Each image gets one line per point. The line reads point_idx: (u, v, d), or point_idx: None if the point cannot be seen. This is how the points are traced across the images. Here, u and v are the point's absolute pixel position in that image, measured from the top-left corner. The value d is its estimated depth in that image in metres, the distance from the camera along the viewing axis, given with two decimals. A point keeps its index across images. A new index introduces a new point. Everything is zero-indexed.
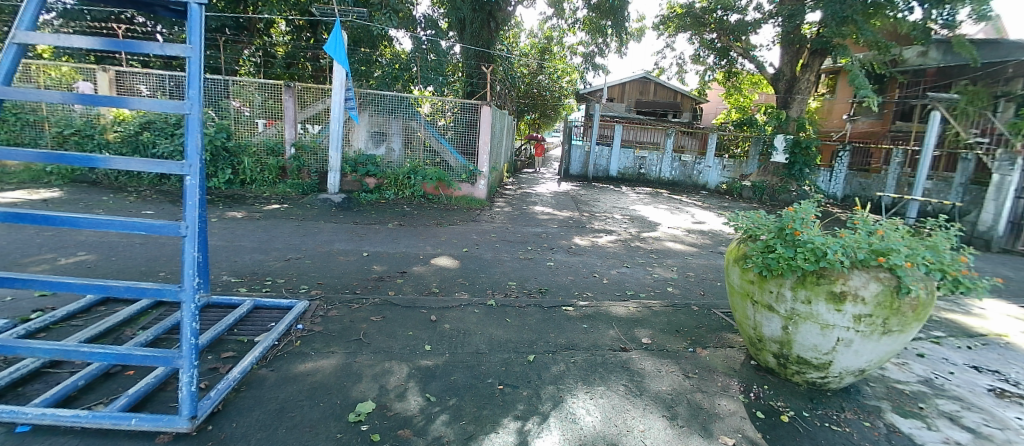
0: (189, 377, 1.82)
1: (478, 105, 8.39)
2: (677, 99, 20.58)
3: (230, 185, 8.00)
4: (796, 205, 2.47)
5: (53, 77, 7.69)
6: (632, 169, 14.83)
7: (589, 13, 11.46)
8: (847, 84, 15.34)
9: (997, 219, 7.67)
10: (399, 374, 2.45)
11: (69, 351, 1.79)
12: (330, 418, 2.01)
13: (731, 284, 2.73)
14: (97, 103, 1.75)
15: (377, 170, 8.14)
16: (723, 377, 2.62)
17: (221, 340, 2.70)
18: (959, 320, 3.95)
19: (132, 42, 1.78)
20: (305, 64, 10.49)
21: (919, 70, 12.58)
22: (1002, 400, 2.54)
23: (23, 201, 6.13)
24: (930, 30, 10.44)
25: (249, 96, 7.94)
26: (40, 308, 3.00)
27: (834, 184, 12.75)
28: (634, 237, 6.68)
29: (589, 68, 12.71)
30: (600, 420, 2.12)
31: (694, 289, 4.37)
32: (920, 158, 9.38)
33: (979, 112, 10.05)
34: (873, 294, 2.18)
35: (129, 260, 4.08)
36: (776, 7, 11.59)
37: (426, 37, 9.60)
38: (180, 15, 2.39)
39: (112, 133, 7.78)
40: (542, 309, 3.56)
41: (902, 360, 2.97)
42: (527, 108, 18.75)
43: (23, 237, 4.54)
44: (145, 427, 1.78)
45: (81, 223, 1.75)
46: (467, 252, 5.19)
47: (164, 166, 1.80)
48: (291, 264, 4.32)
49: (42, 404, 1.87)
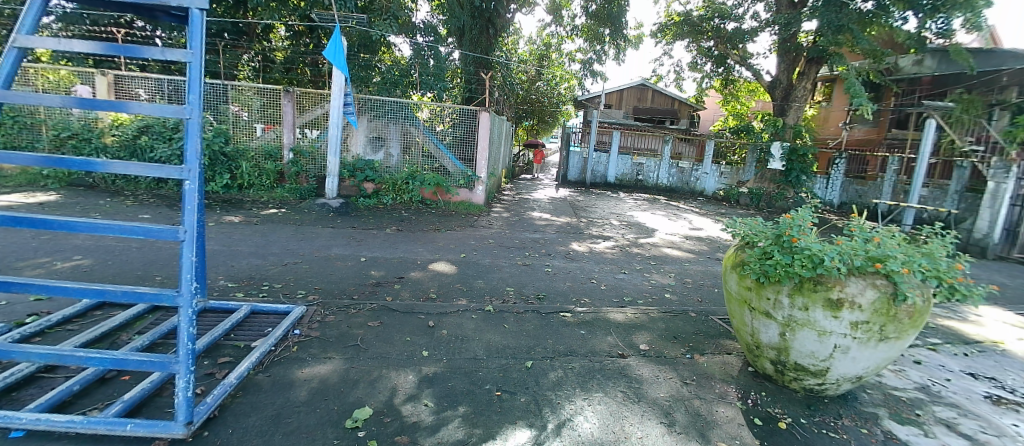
0: (186, 382, 1.81)
1: (477, 111, 8.41)
2: (674, 106, 20.69)
3: (228, 190, 7.94)
4: (793, 212, 2.48)
5: (51, 80, 7.72)
6: (630, 175, 14.89)
7: (587, 21, 11.56)
8: (842, 92, 15.49)
9: (993, 227, 7.73)
10: (397, 380, 2.44)
11: (65, 355, 1.77)
12: (327, 424, 2.00)
13: (728, 291, 2.73)
14: (96, 107, 1.75)
15: (375, 175, 8.15)
16: (721, 384, 2.62)
17: (218, 345, 2.68)
18: (955, 326, 3.97)
19: (132, 46, 1.79)
20: (304, 70, 10.62)
21: (914, 78, 12.82)
22: (998, 407, 2.54)
23: (18, 204, 6.09)
24: (924, 39, 10.56)
25: (248, 100, 7.95)
26: (35, 312, 2.98)
27: (831, 191, 12.86)
28: (631, 243, 6.70)
29: (588, 74, 12.77)
30: (598, 427, 2.12)
31: (692, 295, 4.37)
32: (917, 165, 9.44)
33: (973, 120, 10.15)
34: (870, 301, 2.19)
35: (126, 264, 4.07)
36: (772, 15, 11.71)
37: (426, 43, 9.59)
38: (181, 21, 2.40)
39: (110, 136, 7.78)
40: (539, 315, 3.55)
41: (899, 367, 2.98)
42: (525, 114, 18.82)
43: (19, 241, 4.52)
44: (141, 433, 1.76)
45: (79, 226, 1.74)
46: (465, 257, 5.19)
47: (163, 170, 1.79)
48: (289, 269, 4.31)
49: (37, 409, 1.86)
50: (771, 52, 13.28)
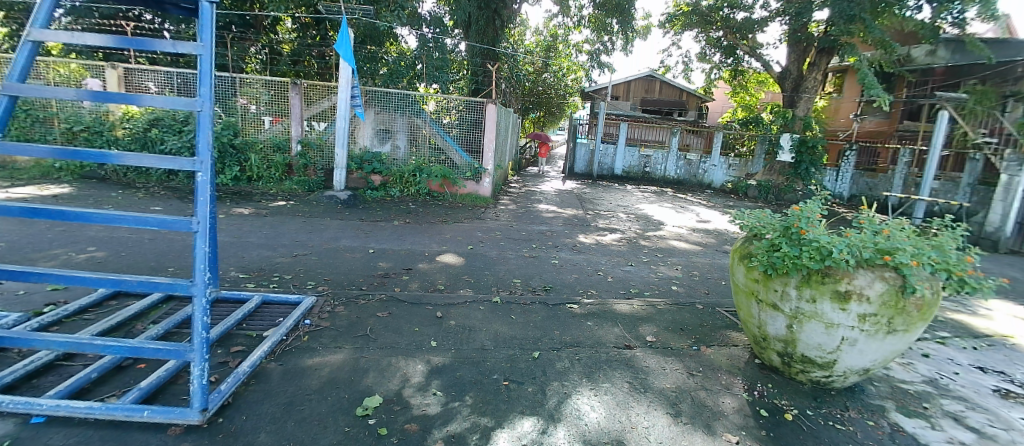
0: (200, 369, 1.85)
1: (484, 103, 8.41)
2: (682, 97, 20.52)
3: (237, 182, 8.03)
4: (802, 204, 2.48)
5: (62, 73, 7.80)
6: (637, 167, 14.78)
7: (595, 11, 11.38)
8: (854, 83, 15.15)
9: (1005, 220, 7.61)
10: (406, 369, 2.48)
11: (83, 343, 1.82)
12: (338, 412, 2.04)
13: (736, 283, 2.73)
14: (110, 100, 1.79)
15: (383, 167, 8.19)
16: (727, 375, 2.63)
17: (230, 335, 2.74)
18: (964, 320, 3.94)
19: (144, 39, 1.80)
20: (311, 62, 10.55)
21: (928, 69, 12.51)
22: (1006, 401, 2.53)
23: (33, 197, 6.20)
24: (939, 28, 10.38)
25: (256, 93, 8.02)
26: (52, 302, 3.05)
27: (840, 183, 12.73)
28: (638, 235, 6.68)
29: (595, 66, 12.69)
30: (603, 417, 2.14)
31: (699, 287, 4.37)
32: (929, 157, 9.32)
33: (987, 112, 9.77)
34: (879, 293, 2.19)
35: (138, 255, 4.14)
36: (783, 4, 11.49)
37: (431, 34, 9.46)
38: (190, 13, 2.41)
39: (120, 129, 7.87)
40: (546, 306, 3.58)
41: (906, 360, 2.97)
42: (532, 107, 18.67)
43: (34, 233, 4.59)
44: (157, 419, 1.82)
45: (94, 217, 1.78)
46: (472, 250, 5.21)
47: (177, 163, 1.82)
48: (298, 261, 4.37)
49: (56, 396, 1.91)
50: (781, 43, 13.20)
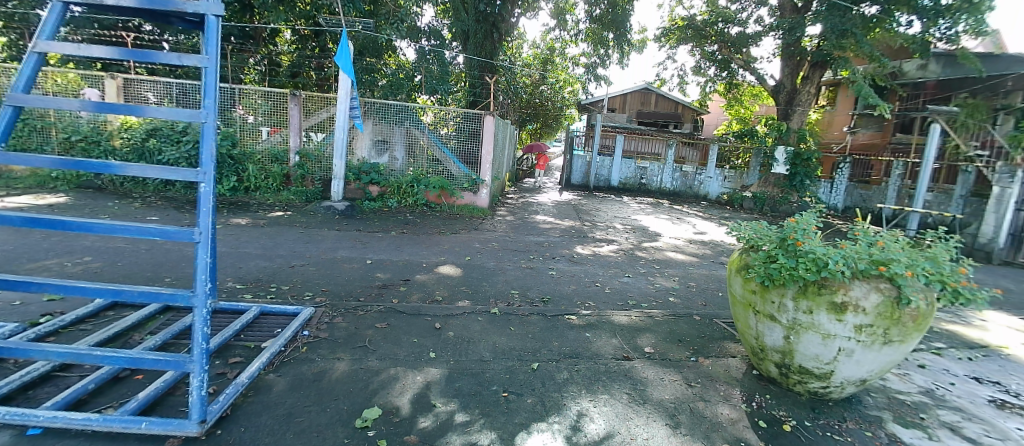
0: (199, 381, 1.84)
1: (483, 115, 8.48)
2: (677, 110, 20.84)
3: (235, 192, 8.03)
4: (798, 215, 2.51)
5: (59, 83, 7.82)
6: (633, 179, 14.89)
7: (591, 25, 11.62)
8: (848, 97, 15.45)
9: (998, 232, 7.69)
10: (404, 381, 2.47)
11: (82, 354, 1.81)
12: (337, 423, 2.04)
13: (733, 294, 2.76)
14: (114, 112, 1.81)
15: (380, 178, 8.21)
16: (725, 386, 2.64)
17: (229, 346, 2.73)
18: (959, 331, 3.97)
19: (149, 52, 1.84)
20: (310, 73, 10.66)
21: (919, 83, 12.74)
22: (1002, 411, 2.55)
23: (29, 206, 6.18)
24: (929, 43, 10.55)
25: (254, 104, 8.05)
26: (49, 313, 3.02)
27: (835, 195, 12.85)
28: (635, 247, 6.72)
29: (591, 78, 12.84)
30: (602, 428, 2.14)
31: (696, 299, 4.37)
32: (920, 171, 9.46)
33: (978, 125, 10.01)
34: (874, 305, 2.21)
35: (134, 266, 4.11)
36: (776, 20, 11.72)
37: (430, 47, 9.62)
38: (195, 26, 2.45)
39: (118, 139, 7.89)
40: (544, 317, 3.58)
41: (902, 370, 2.99)
42: (530, 118, 18.70)
43: (30, 242, 4.57)
44: (156, 431, 1.81)
45: (96, 227, 1.79)
46: (470, 260, 5.23)
47: (179, 173, 1.83)
48: (296, 272, 4.36)
49: (53, 407, 1.89)
50: (774, 57, 13.46)
